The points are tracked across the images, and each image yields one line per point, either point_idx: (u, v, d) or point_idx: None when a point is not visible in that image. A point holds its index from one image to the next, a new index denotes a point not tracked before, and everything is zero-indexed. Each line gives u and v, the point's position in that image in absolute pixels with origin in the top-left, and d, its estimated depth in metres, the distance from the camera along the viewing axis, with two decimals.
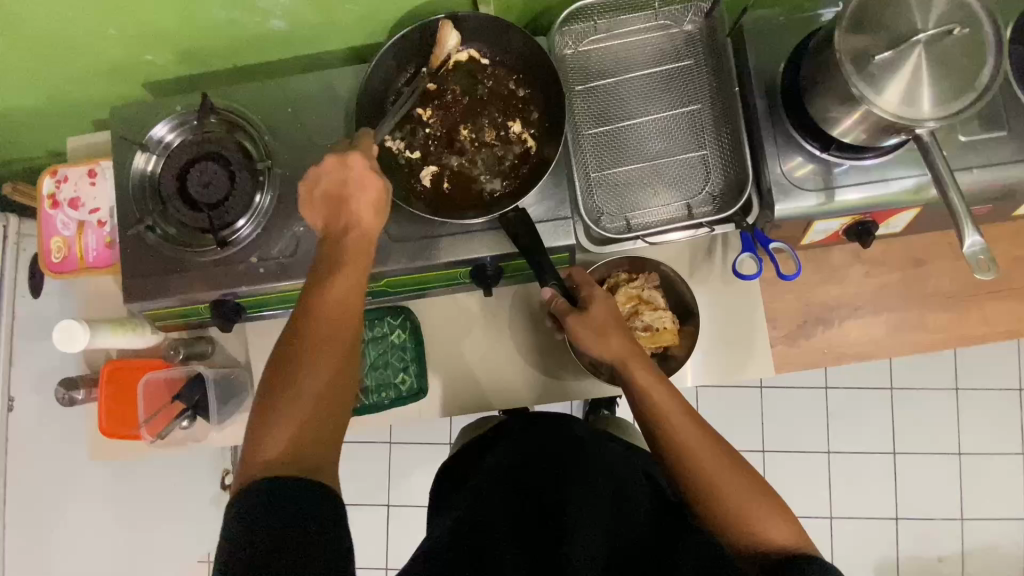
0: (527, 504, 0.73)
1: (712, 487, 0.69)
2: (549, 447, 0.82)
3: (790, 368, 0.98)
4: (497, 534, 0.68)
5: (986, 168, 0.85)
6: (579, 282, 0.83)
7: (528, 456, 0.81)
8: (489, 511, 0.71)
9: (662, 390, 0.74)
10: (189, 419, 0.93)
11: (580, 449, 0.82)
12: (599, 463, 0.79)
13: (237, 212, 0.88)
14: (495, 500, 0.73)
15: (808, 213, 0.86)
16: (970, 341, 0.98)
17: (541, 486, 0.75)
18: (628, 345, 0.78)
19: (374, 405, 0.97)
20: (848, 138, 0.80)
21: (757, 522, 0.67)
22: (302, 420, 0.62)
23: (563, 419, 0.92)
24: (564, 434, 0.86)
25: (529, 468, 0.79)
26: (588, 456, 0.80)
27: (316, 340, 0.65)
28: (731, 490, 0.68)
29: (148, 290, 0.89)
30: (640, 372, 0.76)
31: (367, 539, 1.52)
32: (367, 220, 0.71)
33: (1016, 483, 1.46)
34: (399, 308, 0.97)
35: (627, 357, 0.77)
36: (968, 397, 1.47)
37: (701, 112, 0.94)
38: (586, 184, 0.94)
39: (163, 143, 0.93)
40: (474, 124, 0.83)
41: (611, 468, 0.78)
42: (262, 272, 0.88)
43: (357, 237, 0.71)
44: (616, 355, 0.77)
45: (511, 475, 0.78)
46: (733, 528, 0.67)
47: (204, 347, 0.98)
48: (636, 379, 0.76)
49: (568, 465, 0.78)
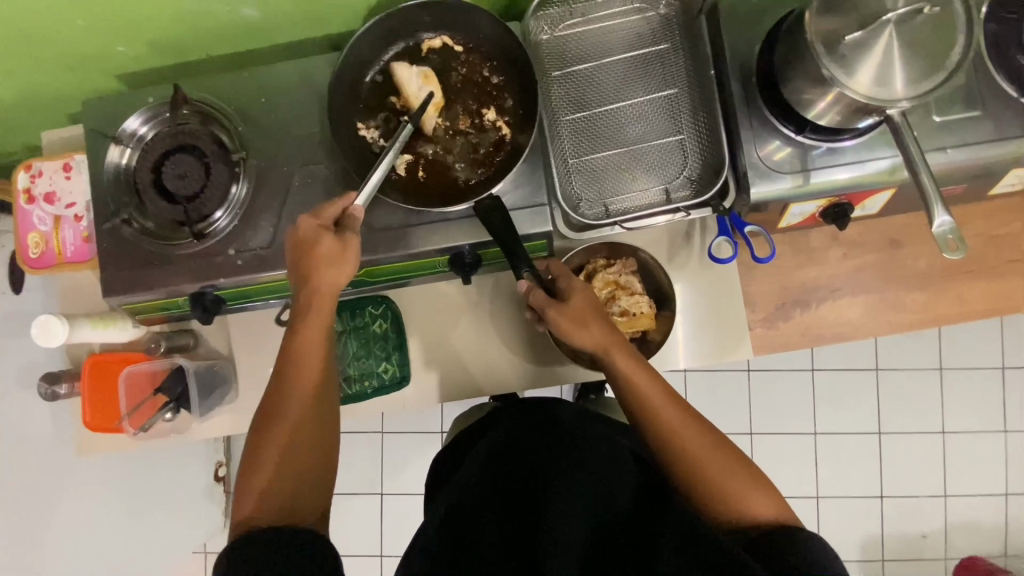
0: (511, 506, 0.73)
1: (697, 469, 0.68)
2: (534, 436, 0.80)
3: (769, 351, 0.99)
4: (481, 542, 0.69)
5: (961, 148, 0.86)
6: (556, 274, 0.82)
7: (512, 445, 0.80)
8: (476, 517, 0.71)
9: (643, 376, 0.73)
10: (173, 411, 0.94)
11: (567, 434, 0.80)
12: (586, 450, 0.77)
13: (213, 205, 0.87)
14: (479, 504, 0.73)
15: (783, 195, 0.87)
16: (947, 321, 0.99)
17: (525, 486, 0.75)
18: (609, 332, 0.75)
19: (358, 394, 0.98)
20: (822, 120, 0.80)
21: (743, 498, 0.66)
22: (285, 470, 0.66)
23: (552, 400, 0.89)
24: (550, 417, 0.83)
25: (514, 464, 0.78)
26: (575, 443, 0.78)
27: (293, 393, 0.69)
28: (715, 470, 0.68)
29: (126, 284, 0.89)
30: (622, 357, 0.74)
31: (361, 528, 1.53)
32: (330, 277, 0.71)
33: (997, 459, 1.48)
34: (380, 298, 0.97)
35: (610, 344, 0.75)
36: (951, 377, 1.49)
37: (677, 95, 0.94)
38: (564, 170, 0.94)
39: (137, 135, 0.92)
40: (449, 112, 0.82)
41: (597, 454, 0.76)
42: (240, 263, 0.87)
43: (319, 290, 0.71)
44: (598, 343, 0.75)
45: (495, 469, 0.77)
46: (720, 507, 0.67)
47: (186, 340, 0.98)
48: (619, 367, 0.74)
49: (552, 458, 0.77)
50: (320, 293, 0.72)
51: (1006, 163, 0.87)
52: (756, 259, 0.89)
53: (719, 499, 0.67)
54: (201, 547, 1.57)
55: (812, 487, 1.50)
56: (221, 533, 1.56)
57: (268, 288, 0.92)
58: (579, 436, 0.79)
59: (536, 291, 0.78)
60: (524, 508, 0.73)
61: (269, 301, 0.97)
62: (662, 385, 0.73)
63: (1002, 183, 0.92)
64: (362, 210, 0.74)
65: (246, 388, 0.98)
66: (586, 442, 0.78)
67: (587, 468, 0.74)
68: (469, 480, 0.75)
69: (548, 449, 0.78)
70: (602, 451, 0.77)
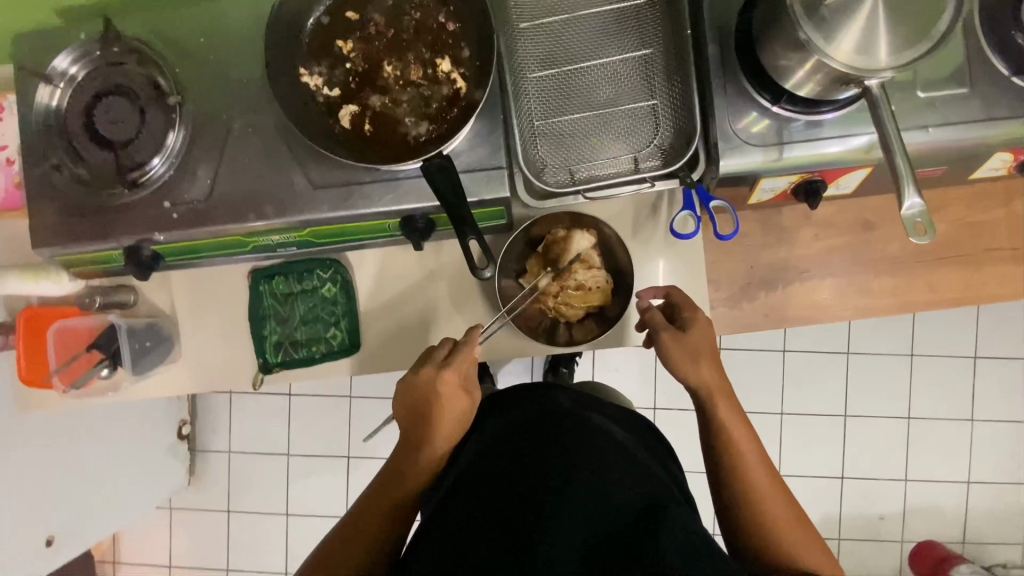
0: (510, 490, 0.66)
1: (762, 512, 0.71)
2: (533, 425, 0.74)
3: (731, 331, 0.97)
4: (481, 533, 0.63)
5: (943, 127, 0.81)
6: (681, 304, 0.82)
7: (508, 434, 0.74)
8: (480, 501, 0.66)
9: (739, 424, 0.76)
10: (109, 367, 0.92)
11: (567, 420, 0.74)
12: (586, 439, 0.70)
13: (148, 152, 0.81)
14: (472, 503, 0.66)
15: (753, 169, 0.82)
16: (914, 307, 0.97)
17: (520, 475, 0.67)
18: (718, 375, 0.78)
19: (305, 358, 0.94)
20: (801, 91, 0.75)
21: (798, 549, 0.69)
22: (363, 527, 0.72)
23: (547, 387, 0.84)
24: (546, 405, 0.78)
25: (512, 452, 0.70)
26: (576, 430, 0.72)
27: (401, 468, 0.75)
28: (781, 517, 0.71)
29: (54, 235, 0.83)
30: (724, 399, 0.77)
31: (325, 490, 1.53)
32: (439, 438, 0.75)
33: (960, 445, 1.50)
34: (328, 260, 0.93)
35: (713, 386, 0.77)
36: (922, 364, 1.49)
37: (653, 56, 0.88)
38: (529, 133, 0.88)
39: (68, 76, 0.84)
40: (399, 62, 0.76)
41: (598, 443, 0.70)
42: (175, 217, 0.82)
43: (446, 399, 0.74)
44: (704, 381, 0.77)
45: (489, 458, 0.71)
46: (775, 554, 0.69)
47: (125, 297, 0.93)
48: (717, 410, 0.77)
49: (549, 446, 0.70)
50: (444, 406, 0.74)
51: (990, 147, 0.83)
52: (719, 235, 0.85)
53: (778, 543, 0.70)
54: (165, 504, 1.56)
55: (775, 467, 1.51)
56: (185, 491, 1.56)
57: (214, 245, 0.87)
58: (576, 422, 0.74)
59: (655, 313, 0.82)
60: (521, 498, 0.65)
61: (214, 259, 0.92)
62: (751, 431, 0.77)
63: (985, 167, 0.88)
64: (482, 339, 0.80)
65: (191, 348, 0.95)
66: (584, 431, 0.72)
67: (588, 457, 0.68)
68: (463, 477, 0.70)
69: (543, 437, 0.71)
70: (602, 443, 0.71)
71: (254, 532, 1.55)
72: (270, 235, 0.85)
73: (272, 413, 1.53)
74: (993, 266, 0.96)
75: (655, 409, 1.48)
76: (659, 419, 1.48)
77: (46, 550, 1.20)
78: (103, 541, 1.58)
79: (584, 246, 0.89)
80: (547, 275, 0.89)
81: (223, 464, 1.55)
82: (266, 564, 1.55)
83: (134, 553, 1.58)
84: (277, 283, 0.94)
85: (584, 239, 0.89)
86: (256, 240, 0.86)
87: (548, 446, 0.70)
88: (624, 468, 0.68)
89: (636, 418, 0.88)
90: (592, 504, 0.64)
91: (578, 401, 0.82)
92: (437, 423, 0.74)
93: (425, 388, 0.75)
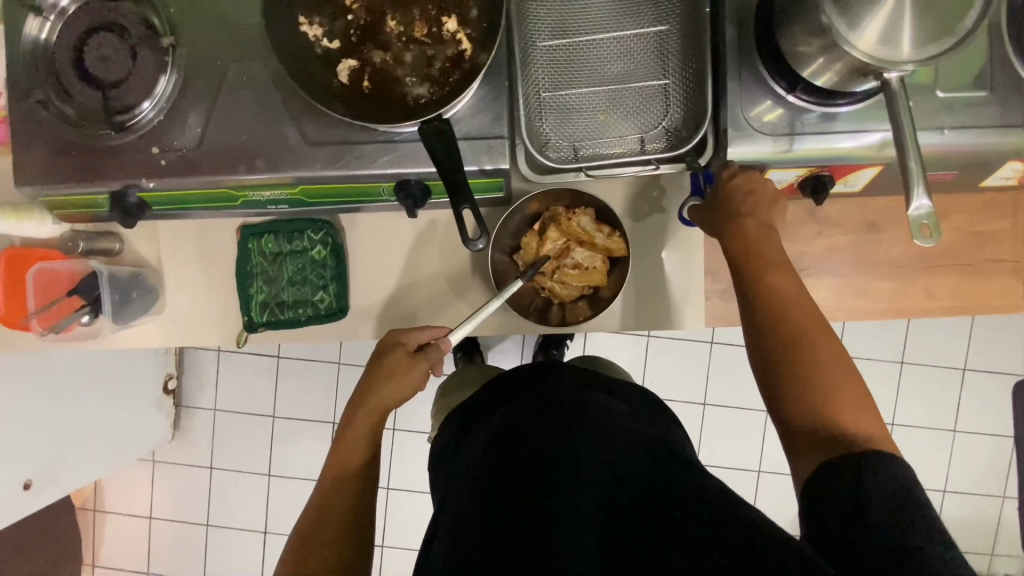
0: (521, 474, 0.64)
1: (805, 361, 0.65)
2: (534, 411, 0.72)
3: (723, 324, 0.96)
4: (497, 520, 0.61)
5: (958, 131, 0.78)
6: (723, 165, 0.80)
7: (510, 423, 0.71)
8: (493, 485, 0.65)
9: (776, 266, 0.71)
10: (90, 314, 0.90)
11: (568, 404, 0.72)
12: (588, 420, 0.68)
13: (138, 94, 0.78)
14: (477, 494, 0.65)
15: (761, 159, 0.80)
16: (909, 313, 0.96)
17: (524, 466, 0.65)
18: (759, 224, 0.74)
19: (289, 320, 0.92)
20: (817, 80, 0.73)
21: (834, 399, 0.62)
22: (340, 472, 0.75)
23: (548, 370, 0.83)
24: (547, 389, 0.76)
25: (512, 436, 0.69)
26: (576, 410, 0.70)
27: (361, 417, 0.78)
28: (828, 368, 0.64)
29: (38, 174, 0.80)
30: (758, 238, 0.73)
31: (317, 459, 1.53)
32: (390, 391, 0.78)
33: (940, 453, 1.50)
34: (321, 222, 0.90)
35: (744, 227, 0.74)
36: (911, 372, 1.48)
37: (668, 34, 0.85)
38: (535, 104, 0.85)
39: (60, 9, 0.80)
40: (404, 17, 0.73)
41: (602, 422, 0.68)
42: (163, 164, 0.79)
43: (398, 353, 0.80)
44: (723, 220, 0.76)
45: (498, 444, 0.69)
46: (802, 405, 0.63)
47: (110, 244, 0.91)
48: (742, 250, 0.73)
49: (552, 432, 0.68)
50: (395, 360, 0.80)
51: (1004, 155, 0.80)
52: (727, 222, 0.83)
53: (807, 397, 0.63)
54: (148, 456, 1.57)
55: (755, 461, 1.48)
56: (169, 444, 1.56)
57: (203, 197, 0.84)
58: (575, 404, 0.72)
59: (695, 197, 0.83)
60: (533, 484, 0.63)
61: (203, 212, 0.90)
62: (793, 278, 0.70)
63: (996, 175, 0.86)
64: (451, 347, 0.82)
65: (176, 300, 0.93)
66: (587, 412, 0.70)
67: (589, 441, 0.66)
68: (467, 471, 0.68)
69: (548, 420, 0.69)
70: (607, 422, 0.68)
71: (234, 490, 1.56)
72: (260, 191, 0.82)
73: (260, 374, 1.53)
74: (993, 278, 0.94)
75: None
76: None
77: (24, 493, 1.20)
78: (85, 488, 1.59)
79: (584, 220, 0.87)
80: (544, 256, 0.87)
81: (208, 421, 1.55)
82: (245, 522, 1.56)
83: (113, 502, 1.59)
84: (266, 242, 0.91)
85: (585, 215, 0.87)
86: (245, 194, 0.84)
87: (552, 428, 0.68)
88: (629, 444, 0.65)
89: (643, 392, 0.87)
90: (604, 480, 0.62)
91: (581, 379, 0.81)
92: (383, 381, 0.79)
93: (385, 353, 0.81)
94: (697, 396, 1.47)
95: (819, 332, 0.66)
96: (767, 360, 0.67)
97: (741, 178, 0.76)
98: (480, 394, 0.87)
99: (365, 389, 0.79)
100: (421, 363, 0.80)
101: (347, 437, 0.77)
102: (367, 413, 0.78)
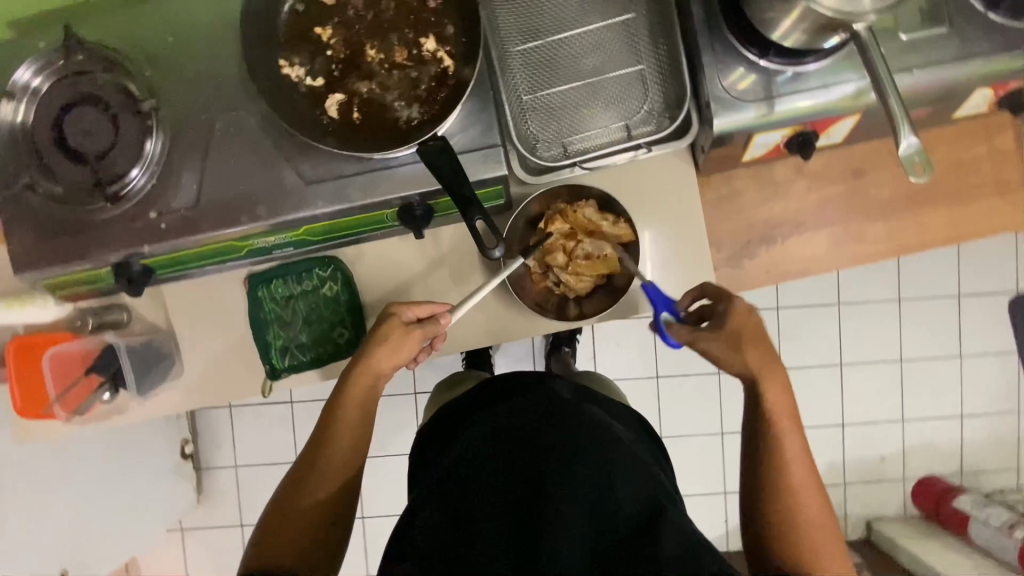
0: (511, 488, 0.62)
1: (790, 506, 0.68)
2: (525, 422, 0.68)
3: (734, 290, 0.98)
4: (480, 536, 0.59)
5: (926, 69, 0.81)
6: (715, 295, 0.78)
7: (505, 427, 0.68)
8: (480, 497, 0.62)
9: (791, 417, 0.72)
10: (111, 391, 0.90)
11: (564, 420, 0.68)
12: (587, 439, 0.66)
13: (127, 162, 0.78)
14: (457, 517, 0.62)
15: (746, 126, 0.82)
16: (908, 249, 0.99)
17: (517, 478, 0.63)
18: (766, 356, 0.73)
19: (312, 361, 0.91)
20: (787, 42, 0.75)
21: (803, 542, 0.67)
22: (336, 443, 0.73)
23: (539, 378, 0.79)
24: (545, 396, 0.73)
25: (497, 452, 0.65)
26: (577, 426, 0.67)
27: (356, 389, 0.74)
28: (810, 521, 0.68)
29: (38, 259, 0.79)
30: (775, 381, 0.72)
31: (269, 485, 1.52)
32: (382, 364, 0.75)
33: (952, 381, 1.55)
34: (328, 258, 0.91)
35: (752, 356, 0.73)
36: (911, 307, 1.52)
37: (636, 21, 0.87)
38: (519, 108, 0.87)
39: (31, 89, 0.79)
40: (383, 43, 0.74)
41: (603, 449, 0.66)
42: (164, 228, 0.78)
43: (393, 326, 0.76)
44: (755, 361, 0.73)
45: (490, 450, 0.66)
46: (774, 531, 0.68)
47: (119, 315, 0.91)
48: (768, 398, 0.72)
49: (548, 444, 0.65)
50: (390, 331, 0.76)
51: (973, 84, 0.84)
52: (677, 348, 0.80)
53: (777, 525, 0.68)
54: (176, 525, 1.53)
55: None
56: (196, 509, 1.53)
57: (204, 254, 0.84)
58: (576, 419, 0.69)
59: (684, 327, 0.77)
60: (520, 502, 0.61)
61: (208, 268, 0.89)
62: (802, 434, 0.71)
63: (968, 104, 0.90)
64: (450, 322, 0.77)
65: (194, 360, 0.92)
66: (589, 430, 0.68)
67: (583, 467, 0.63)
68: (446, 485, 0.65)
69: (547, 432, 0.67)
70: (607, 446, 0.66)
71: None
72: (265, 237, 0.82)
73: (277, 422, 1.51)
74: (980, 202, 0.98)
75: (659, 376, 1.49)
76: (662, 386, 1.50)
77: None
78: (118, 570, 1.55)
79: (588, 209, 0.88)
80: (552, 250, 0.89)
81: (232, 478, 1.52)
82: None
83: None
84: (276, 287, 0.91)
85: (588, 206, 0.89)
86: (250, 243, 0.84)
87: (550, 441, 0.66)
88: (625, 473, 0.64)
89: (630, 412, 0.85)
90: (591, 507, 0.61)
91: (576, 393, 0.79)
92: (379, 354, 0.75)
93: (382, 326, 0.77)
94: (712, 366, 1.49)
95: (811, 491, 0.69)
96: (756, 476, 0.71)
97: (743, 311, 0.75)
98: (449, 404, 0.82)
99: (360, 359, 0.75)
100: (416, 337, 0.76)
101: (341, 407, 0.74)
102: (365, 386, 0.75)
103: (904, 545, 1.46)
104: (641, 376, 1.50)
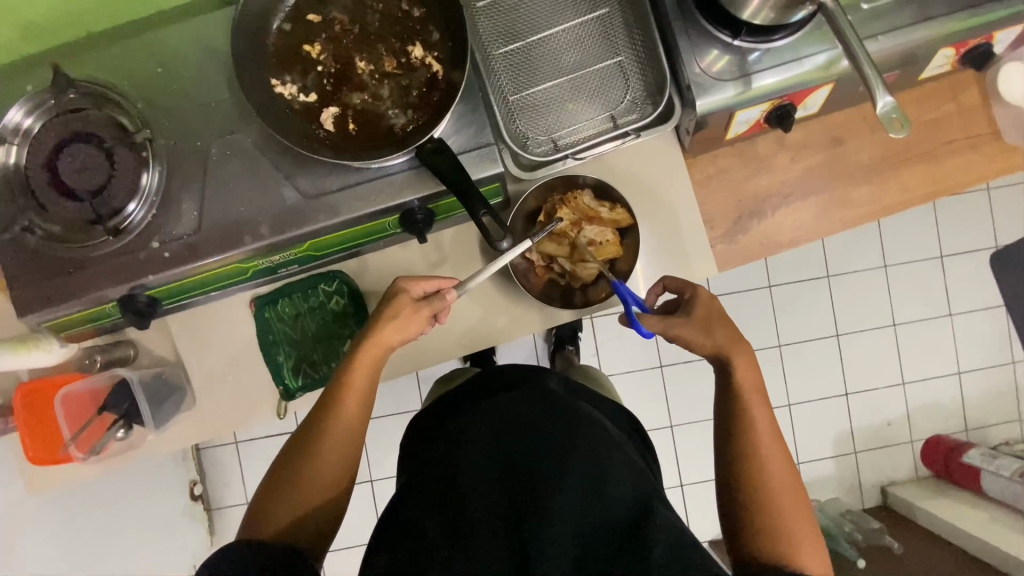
0: (503, 478, 0.60)
1: (764, 484, 0.65)
2: (521, 416, 0.67)
3: (732, 266, 1.00)
4: (470, 523, 0.57)
5: (891, 34, 0.85)
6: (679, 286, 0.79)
7: (499, 420, 0.67)
8: (470, 486, 0.60)
9: (758, 394, 0.70)
10: (125, 427, 0.89)
11: (557, 413, 0.67)
12: (582, 432, 0.65)
13: (123, 197, 0.77)
14: (447, 515, 0.58)
15: (727, 104, 0.84)
16: (892, 209, 1.02)
17: (509, 468, 0.61)
18: (731, 333, 0.73)
19: (325, 377, 0.91)
20: (758, 20, 0.78)
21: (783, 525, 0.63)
22: (340, 422, 0.70)
23: (529, 375, 0.78)
24: (538, 390, 0.72)
25: (489, 445, 0.64)
26: (573, 420, 0.66)
27: (360, 367, 0.73)
28: (787, 505, 0.64)
29: (41, 299, 0.78)
30: (741, 358, 0.72)
31: (228, 523, 1.45)
32: (385, 341, 0.74)
33: (945, 340, 1.59)
34: (332, 272, 0.91)
35: (713, 331, 0.73)
36: (897, 272, 1.57)
37: (610, 15, 0.90)
38: (507, 108, 0.89)
39: (23, 130, 0.79)
40: (371, 55, 0.76)
41: (599, 443, 0.64)
42: (167, 256, 0.78)
43: (397, 302, 0.76)
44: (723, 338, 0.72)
45: (484, 442, 0.64)
46: (754, 518, 0.64)
47: (125, 351, 0.91)
48: (738, 377, 0.71)
49: (542, 435, 0.64)
50: (395, 308, 0.75)
51: (935, 45, 0.88)
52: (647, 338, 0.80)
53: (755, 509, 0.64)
54: None
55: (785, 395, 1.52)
56: None
57: (208, 280, 0.84)
58: (572, 412, 0.68)
59: (653, 318, 0.75)
60: (510, 493, 0.59)
61: (214, 293, 0.89)
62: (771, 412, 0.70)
63: (932, 65, 0.94)
64: (456, 297, 0.77)
65: (206, 389, 0.92)
66: (584, 423, 0.66)
67: (575, 462, 0.61)
68: (434, 476, 0.63)
69: (541, 424, 0.65)
70: (602, 440, 0.64)
71: None
72: (269, 257, 0.83)
73: None
74: (953, 157, 1.02)
75: (663, 365, 1.51)
76: (668, 375, 1.51)
77: None
78: None
79: (587, 197, 0.91)
80: (552, 240, 0.91)
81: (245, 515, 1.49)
82: None
83: None
84: (283, 306, 0.91)
85: (587, 194, 0.91)
86: (254, 264, 0.84)
87: (545, 433, 0.64)
88: (618, 464, 0.62)
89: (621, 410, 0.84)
90: (581, 504, 0.58)
91: (566, 388, 0.78)
92: (384, 330, 0.74)
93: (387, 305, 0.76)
94: None
95: (784, 471, 0.66)
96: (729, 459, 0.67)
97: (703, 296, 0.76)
98: (439, 404, 0.80)
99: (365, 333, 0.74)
100: (420, 314, 0.76)
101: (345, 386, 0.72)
102: (370, 366, 0.73)
103: (922, 506, 1.48)
104: (645, 366, 1.51)
